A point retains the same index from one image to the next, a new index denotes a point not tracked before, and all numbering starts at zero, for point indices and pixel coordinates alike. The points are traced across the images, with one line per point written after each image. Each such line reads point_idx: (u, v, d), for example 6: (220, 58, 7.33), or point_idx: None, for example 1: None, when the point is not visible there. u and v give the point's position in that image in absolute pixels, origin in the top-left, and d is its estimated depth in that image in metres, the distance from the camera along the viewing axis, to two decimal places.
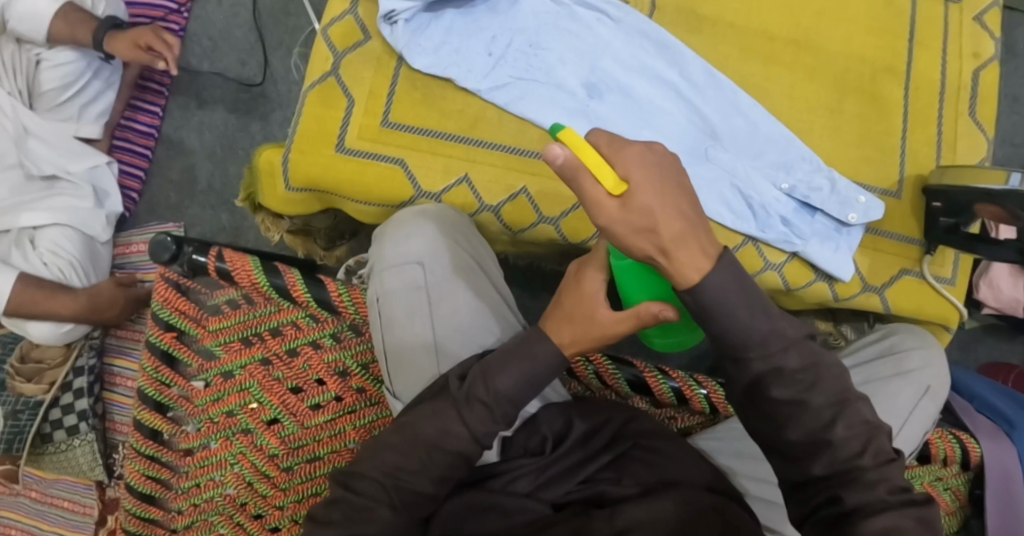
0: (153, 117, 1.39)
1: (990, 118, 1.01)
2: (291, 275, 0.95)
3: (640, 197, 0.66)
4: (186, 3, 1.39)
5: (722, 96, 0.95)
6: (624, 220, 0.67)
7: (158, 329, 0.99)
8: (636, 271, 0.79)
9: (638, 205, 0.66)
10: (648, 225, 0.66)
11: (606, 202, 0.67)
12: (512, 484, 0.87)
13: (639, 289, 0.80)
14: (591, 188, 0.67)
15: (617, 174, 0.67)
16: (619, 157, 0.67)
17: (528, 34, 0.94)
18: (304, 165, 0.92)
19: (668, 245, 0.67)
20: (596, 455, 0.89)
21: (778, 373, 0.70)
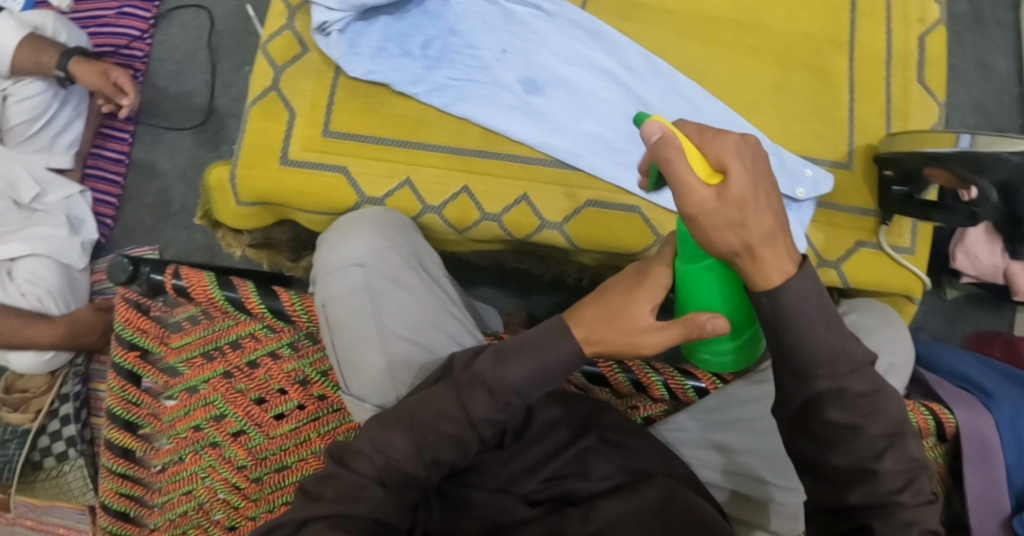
0: (123, 143, 1.39)
1: (940, 83, 0.99)
2: (245, 287, 0.97)
3: (737, 187, 0.61)
4: (148, 29, 1.40)
5: (661, 80, 0.95)
6: (717, 212, 0.62)
7: (121, 350, 1.01)
8: (709, 276, 0.72)
9: (735, 196, 0.62)
10: (738, 220, 0.62)
11: (698, 190, 0.61)
12: (483, 479, 0.87)
13: (712, 284, 0.72)
14: (683, 172, 0.61)
15: (711, 164, 0.63)
16: (711, 145, 0.63)
17: (463, 34, 0.95)
18: (251, 180, 0.93)
19: (755, 243, 0.63)
20: (562, 447, 0.88)
21: (839, 395, 0.66)
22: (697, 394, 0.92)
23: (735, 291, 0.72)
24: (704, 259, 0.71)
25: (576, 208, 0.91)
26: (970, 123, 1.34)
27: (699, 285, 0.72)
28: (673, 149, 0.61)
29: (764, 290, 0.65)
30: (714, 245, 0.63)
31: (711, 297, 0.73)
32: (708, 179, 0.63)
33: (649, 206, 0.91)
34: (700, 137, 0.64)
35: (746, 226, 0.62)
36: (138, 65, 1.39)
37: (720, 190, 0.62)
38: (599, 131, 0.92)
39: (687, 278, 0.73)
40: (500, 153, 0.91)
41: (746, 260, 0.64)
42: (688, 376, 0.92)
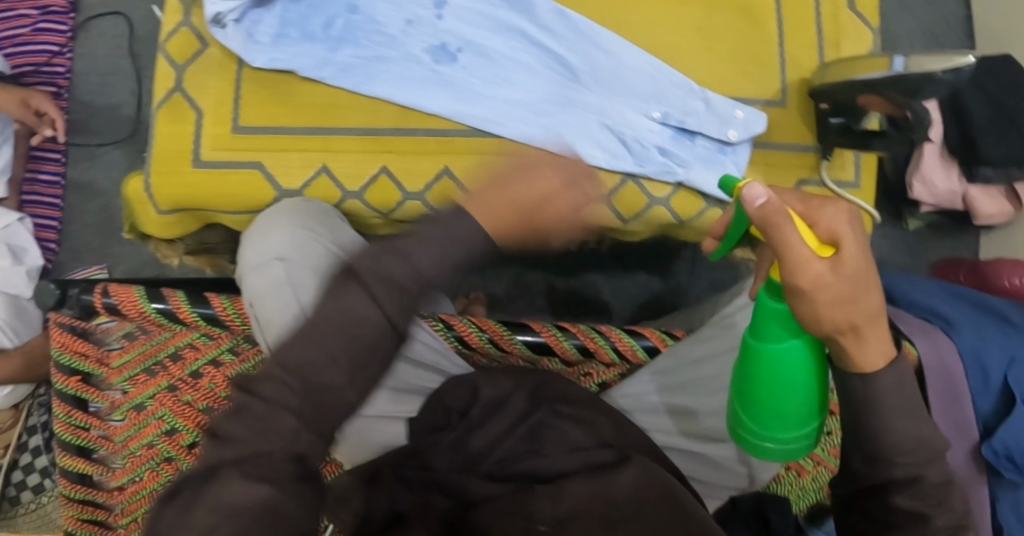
0: (57, 164, 1.34)
1: (872, 9, 0.95)
2: (175, 297, 0.94)
3: (851, 261, 0.57)
4: (67, 43, 1.35)
5: (577, 35, 0.90)
6: (832, 286, 0.57)
7: (62, 376, 0.97)
8: (794, 357, 0.64)
9: (848, 271, 0.57)
10: (849, 295, 0.57)
11: (812, 263, 0.56)
12: (437, 460, 0.83)
13: (796, 367, 0.64)
14: (795, 243, 0.56)
15: (822, 237, 0.58)
16: (821, 216, 0.59)
17: (366, 9, 0.90)
18: (166, 187, 0.90)
19: (859, 322, 0.59)
20: (515, 427, 0.84)
21: (915, 482, 0.63)
22: (648, 353, 0.92)
23: (817, 374, 0.65)
24: (795, 336, 0.64)
25: (500, 176, 0.87)
26: (920, 48, 1.30)
27: (781, 365, 0.64)
28: (785, 217, 0.56)
29: (858, 372, 0.63)
30: (818, 321, 0.58)
31: (792, 379, 0.64)
32: (820, 252, 0.58)
33: (577, 165, 0.87)
34: (806, 208, 0.60)
35: (853, 303, 0.58)
36: (62, 81, 1.34)
37: (833, 267, 0.57)
38: (518, 95, 0.89)
39: (769, 357, 0.64)
40: (418, 129, 0.88)
41: (850, 338, 0.60)
42: (637, 337, 0.92)
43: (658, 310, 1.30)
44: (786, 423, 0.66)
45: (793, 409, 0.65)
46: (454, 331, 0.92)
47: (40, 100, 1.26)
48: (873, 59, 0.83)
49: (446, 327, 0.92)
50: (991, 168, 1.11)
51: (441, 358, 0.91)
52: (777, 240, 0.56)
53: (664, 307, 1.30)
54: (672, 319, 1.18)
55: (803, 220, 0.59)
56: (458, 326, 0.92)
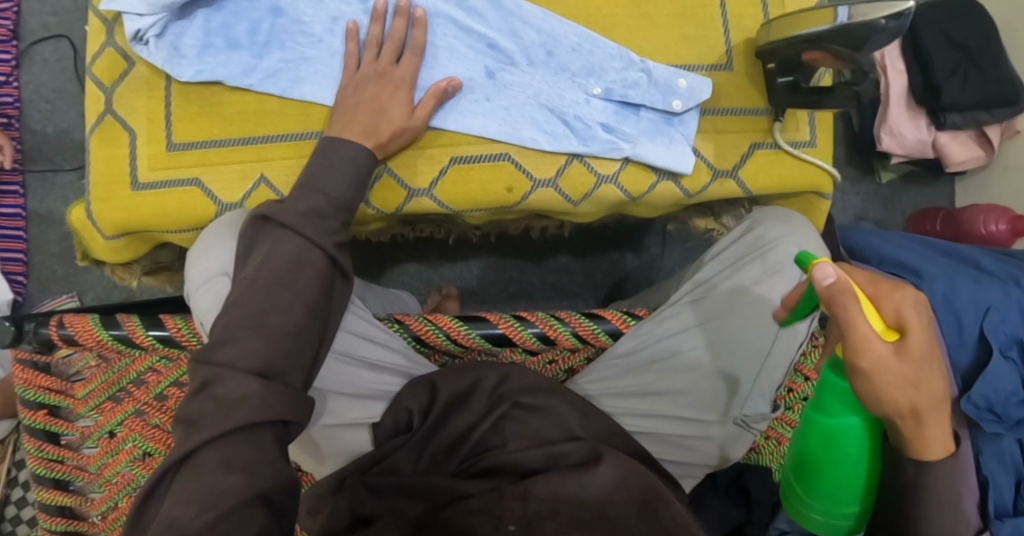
0: (16, 196, 1.32)
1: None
2: (131, 323, 0.90)
3: (914, 345, 0.65)
4: (12, 72, 1.32)
5: (506, 15, 0.87)
6: (894, 367, 0.64)
7: (29, 411, 0.94)
8: (852, 436, 0.70)
9: (911, 354, 0.64)
10: (914, 378, 0.65)
11: (874, 343, 0.64)
12: (397, 465, 0.81)
13: (852, 442, 0.71)
14: (860, 324, 0.63)
15: (888, 320, 0.66)
16: (889, 299, 0.66)
17: (290, 11, 0.87)
18: (107, 213, 0.89)
19: (919, 403, 0.66)
20: (478, 424, 0.83)
21: None
22: (611, 336, 0.91)
23: (872, 453, 0.71)
24: (856, 412, 0.70)
25: (441, 169, 0.85)
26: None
27: (839, 438, 0.71)
28: (852, 297, 0.63)
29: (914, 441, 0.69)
30: (879, 400, 0.66)
31: (847, 455, 0.71)
32: (885, 334, 0.65)
33: (519, 150, 0.85)
34: (876, 291, 0.67)
35: (916, 385, 0.65)
36: (10, 111, 1.31)
37: (896, 349, 0.64)
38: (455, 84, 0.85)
39: (829, 429, 0.71)
40: None
41: (908, 418, 0.67)
42: (597, 321, 0.91)
43: (633, 286, 1.29)
44: (840, 498, 0.72)
45: (844, 484, 0.72)
46: (410, 330, 0.90)
47: None
48: (815, 11, 0.79)
49: (400, 326, 0.90)
50: (957, 113, 1.12)
51: (400, 357, 0.89)
52: (845, 319, 0.64)
53: (638, 283, 1.29)
54: (645, 294, 1.17)
55: (870, 302, 0.66)
56: (413, 326, 0.90)
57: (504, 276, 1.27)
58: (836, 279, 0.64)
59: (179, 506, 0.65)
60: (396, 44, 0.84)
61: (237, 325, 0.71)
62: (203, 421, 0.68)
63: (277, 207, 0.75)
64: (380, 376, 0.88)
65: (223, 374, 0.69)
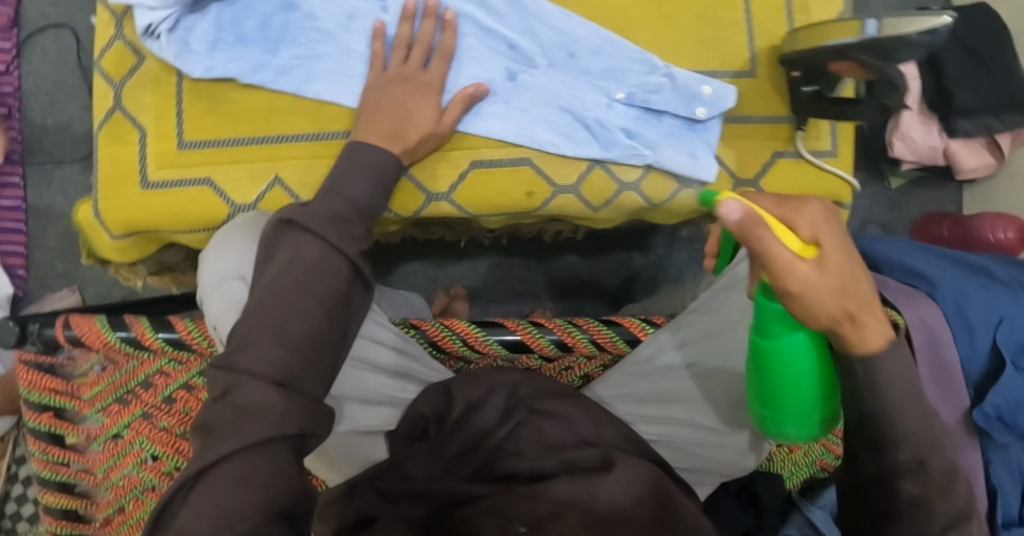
0: (16, 189, 1.30)
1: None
2: (138, 324, 0.89)
3: (835, 258, 0.57)
4: (12, 61, 1.28)
5: (526, 15, 0.84)
6: (823, 284, 0.56)
7: (33, 414, 0.93)
8: (803, 347, 0.62)
9: (832, 266, 0.56)
10: (842, 289, 0.57)
11: (796, 264, 0.56)
12: (408, 470, 0.79)
13: (802, 357, 0.63)
14: (775, 249, 0.55)
15: (804, 238, 0.58)
16: (801, 216, 0.58)
17: (305, 7, 0.85)
18: (115, 212, 0.87)
19: (855, 310, 0.58)
20: (491, 430, 0.81)
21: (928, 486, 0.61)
22: (629, 343, 0.90)
23: (826, 362, 0.64)
24: (799, 328, 0.62)
25: (460, 172, 0.83)
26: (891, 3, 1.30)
27: (790, 358, 0.63)
28: (764, 225, 0.55)
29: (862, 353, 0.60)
30: (813, 318, 0.57)
31: (803, 368, 0.63)
32: (803, 253, 0.57)
33: (539, 155, 0.83)
34: (783, 209, 0.59)
35: (847, 294, 0.57)
36: (11, 101, 1.28)
37: (818, 265, 0.56)
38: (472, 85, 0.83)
39: (778, 353, 0.63)
40: None
41: (849, 326, 0.59)
42: (614, 329, 0.90)
43: (641, 287, 1.27)
44: (804, 412, 0.65)
45: (805, 400, 0.65)
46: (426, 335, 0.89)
47: None
48: (835, 23, 0.77)
49: (416, 331, 0.89)
50: (968, 121, 1.11)
51: (416, 363, 0.88)
52: (759, 248, 0.55)
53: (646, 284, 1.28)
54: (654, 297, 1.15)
55: (778, 221, 0.58)
56: (429, 330, 0.89)
57: (511, 275, 1.25)
58: (741, 210, 0.56)
59: (195, 520, 0.63)
60: (424, 48, 0.82)
61: (255, 330, 0.69)
62: (222, 431, 0.66)
63: (296, 211, 0.73)
64: (396, 381, 0.87)
65: (242, 383, 0.68)
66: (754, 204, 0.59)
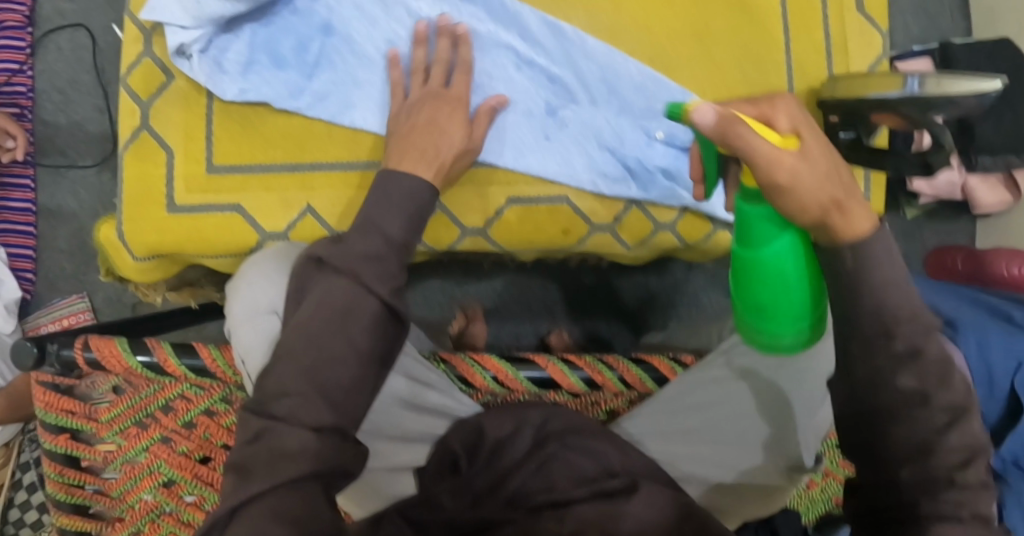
0: (27, 191, 1.27)
1: (880, 10, 0.89)
2: (161, 350, 0.87)
3: (814, 146, 0.57)
4: (27, 61, 1.25)
5: (568, 48, 0.83)
6: (807, 171, 0.56)
7: (50, 436, 0.92)
8: (786, 247, 0.60)
9: (813, 155, 0.57)
10: (827, 174, 0.57)
11: (778, 157, 0.56)
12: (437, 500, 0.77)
13: (786, 261, 0.60)
14: (754, 142, 0.56)
15: (783, 134, 0.59)
16: (776, 115, 0.61)
17: (341, 31, 0.83)
18: (140, 234, 0.85)
19: (844, 198, 0.56)
20: (521, 464, 0.80)
21: None
22: (657, 383, 0.90)
23: (813, 266, 0.61)
24: (784, 230, 0.60)
25: (497, 210, 0.82)
26: (914, 32, 1.28)
27: (774, 264, 0.61)
28: (740, 123, 0.56)
29: (852, 241, 0.56)
30: (802, 212, 0.56)
31: (788, 272, 0.61)
32: (783, 146, 0.58)
33: (578, 194, 0.82)
34: (755, 110, 0.62)
35: (832, 179, 0.57)
36: (24, 101, 1.25)
37: (801, 158, 0.56)
38: (511, 118, 0.82)
39: (761, 259, 0.61)
40: None
41: (838, 216, 0.56)
42: (643, 367, 0.89)
43: (653, 311, 1.22)
44: (783, 322, 0.63)
45: (793, 305, 0.62)
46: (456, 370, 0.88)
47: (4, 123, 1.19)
48: (884, 79, 0.76)
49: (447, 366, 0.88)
50: (988, 155, 1.11)
51: (447, 398, 0.87)
52: (739, 143, 0.56)
53: None
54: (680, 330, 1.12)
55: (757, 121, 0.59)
56: (459, 365, 0.88)
57: (528, 295, 1.22)
58: (714, 114, 0.57)
59: None
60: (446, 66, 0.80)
61: (288, 369, 0.67)
62: (254, 473, 0.64)
63: (331, 249, 0.71)
64: (426, 416, 0.86)
65: (273, 428, 0.65)
66: (730, 109, 0.61)
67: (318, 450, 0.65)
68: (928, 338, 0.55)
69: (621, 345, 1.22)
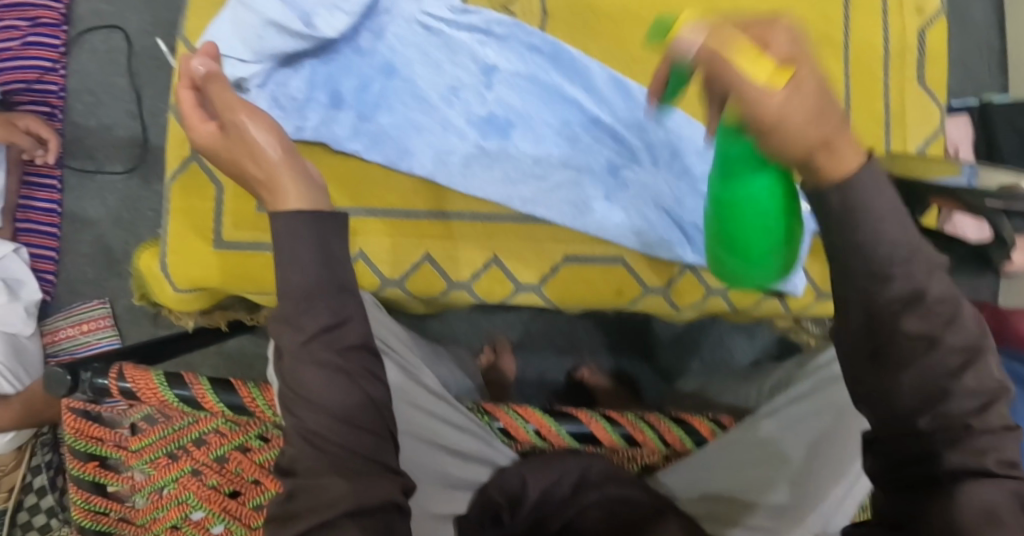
0: (52, 191, 1.25)
1: (939, 82, 0.88)
2: (198, 385, 0.87)
3: (808, 81, 0.49)
4: (60, 58, 1.25)
5: (632, 107, 0.82)
6: (799, 110, 0.49)
7: (78, 462, 0.91)
8: (762, 180, 0.62)
9: (804, 93, 0.49)
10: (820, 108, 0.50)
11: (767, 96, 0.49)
12: None
13: (763, 196, 0.63)
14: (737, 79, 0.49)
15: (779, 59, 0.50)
16: (771, 32, 0.51)
17: (400, 73, 0.81)
18: (183, 267, 0.83)
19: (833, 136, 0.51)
20: (563, 509, 0.79)
21: None
22: (696, 443, 0.88)
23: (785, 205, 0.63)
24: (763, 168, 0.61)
25: (553, 266, 0.81)
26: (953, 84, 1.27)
27: (750, 200, 0.63)
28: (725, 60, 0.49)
29: (839, 179, 0.51)
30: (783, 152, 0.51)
31: (763, 208, 0.63)
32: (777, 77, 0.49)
33: (634, 255, 0.81)
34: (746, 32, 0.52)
35: (823, 116, 0.50)
36: (55, 101, 1.24)
37: (791, 88, 0.49)
38: (570, 175, 0.81)
39: (738, 196, 0.64)
40: (465, 212, 0.81)
41: (824, 154, 0.51)
42: (684, 427, 0.87)
43: (679, 352, 1.21)
44: (760, 255, 0.68)
45: (767, 235, 0.66)
46: (498, 422, 0.87)
47: (32, 122, 1.16)
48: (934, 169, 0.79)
49: (489, 418, 0.88)
50: None
51: (485, 447, 0.85)
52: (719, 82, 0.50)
53: None
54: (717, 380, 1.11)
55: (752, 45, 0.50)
56: (503, 418, 0.87)
57: (554, 327, 1.21)
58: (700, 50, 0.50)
59: None
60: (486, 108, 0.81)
61: None
62: None
63: None
64: (466, 463, 0.85)
65: None
66: (724, 27, 0.51)
67: (357, 496, 0.58)
68: (931, 276, 0.52)
69: (647, 382, 1.21)
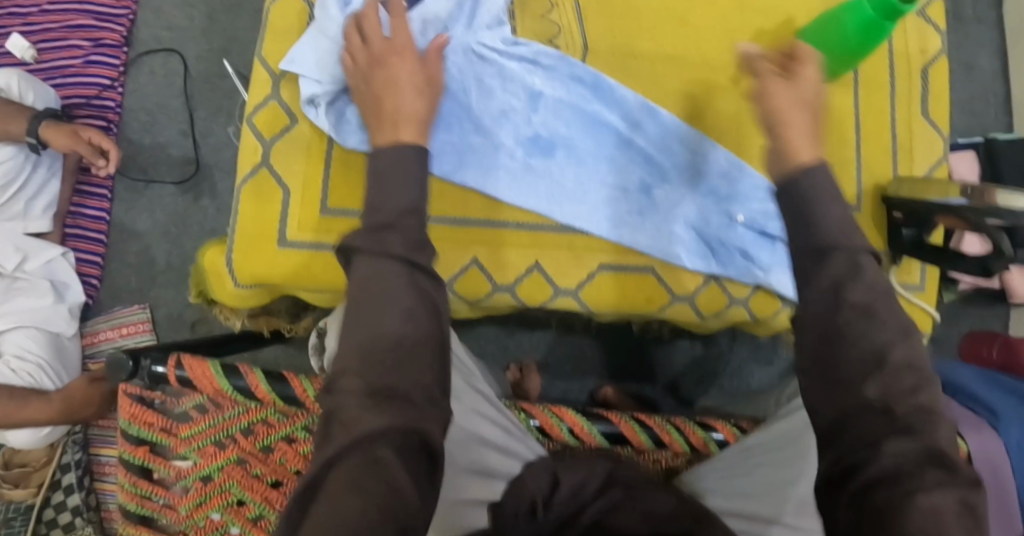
0: (103, 201, 1.33)
1: (943, 115, 0.98)
2: (253, 375, 0.94)
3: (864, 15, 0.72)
4: (118, 77, 1.34)
5: (664, 132, 0.91)
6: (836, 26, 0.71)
7: (130, 446, 0.96)
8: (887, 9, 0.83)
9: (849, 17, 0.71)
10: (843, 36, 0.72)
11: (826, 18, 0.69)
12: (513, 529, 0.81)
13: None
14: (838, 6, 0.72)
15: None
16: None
17: (457, 96, 0.89)
18: (249, 264, 0.90)
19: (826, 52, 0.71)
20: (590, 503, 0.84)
21: None
22: (718, 446, 0.95)
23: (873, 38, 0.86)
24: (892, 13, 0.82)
25: (589, 273, 0.89)
26: (960, 124, 1.36)
27: None
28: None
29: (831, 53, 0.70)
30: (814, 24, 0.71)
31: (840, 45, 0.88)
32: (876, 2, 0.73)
33: (664, 264, 0.90)
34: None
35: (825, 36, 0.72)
36: (111, 116, 1.33)
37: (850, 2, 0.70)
38: (608, 193, 0.90)
39: None
40: (510, 221, 0.88)
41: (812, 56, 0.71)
42: (707, 430, 0.95)
43: (699, 376, 1.29)
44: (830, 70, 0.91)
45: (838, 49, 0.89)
46: (535, 420, 0.96)
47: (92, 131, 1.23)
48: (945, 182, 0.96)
49: (527, 415, 0.96)
50: None
51: (515, 445, 0.92)
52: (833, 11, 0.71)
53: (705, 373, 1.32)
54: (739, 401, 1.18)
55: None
56: (539, 415, 0.95)
57: (580, 350, 1.29)
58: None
59: None
60: (534, 127, 0.90)
61: None
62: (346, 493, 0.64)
63: None
64: (501, 457, 0.90)
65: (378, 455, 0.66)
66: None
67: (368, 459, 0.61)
68: None
69: (669, 406, 1.28)
